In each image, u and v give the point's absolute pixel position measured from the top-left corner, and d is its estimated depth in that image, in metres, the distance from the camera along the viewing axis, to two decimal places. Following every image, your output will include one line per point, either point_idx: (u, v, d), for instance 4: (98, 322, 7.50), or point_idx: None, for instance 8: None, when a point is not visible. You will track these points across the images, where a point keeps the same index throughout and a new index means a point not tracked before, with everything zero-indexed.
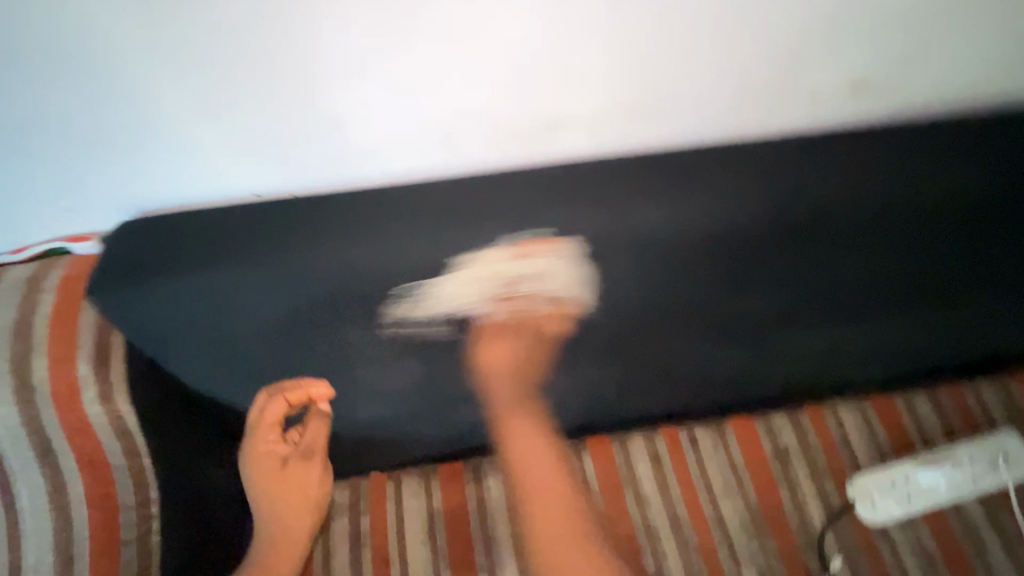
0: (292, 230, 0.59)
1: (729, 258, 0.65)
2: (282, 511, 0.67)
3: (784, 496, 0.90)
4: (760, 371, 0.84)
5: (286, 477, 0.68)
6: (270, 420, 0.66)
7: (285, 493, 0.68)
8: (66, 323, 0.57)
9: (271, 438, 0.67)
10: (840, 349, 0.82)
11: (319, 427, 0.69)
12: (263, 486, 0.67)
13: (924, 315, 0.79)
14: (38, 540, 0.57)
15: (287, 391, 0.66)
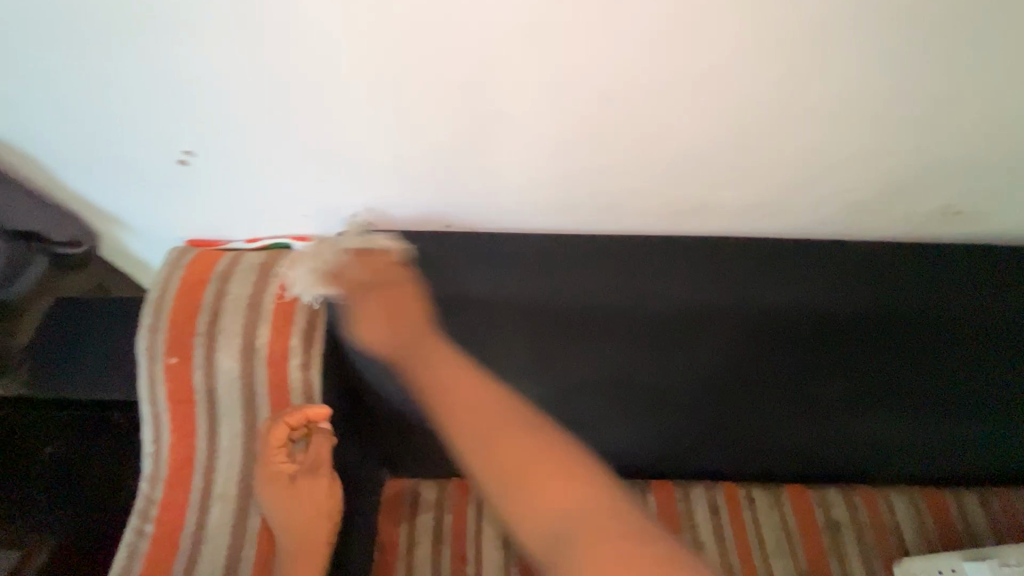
0: (468, 260, 0.74)
1: (809, 338, 0.77)
2: (295, 526, 0.66)
3: (834, 565, 0.96)
4: (825, 454, 0.89)
5: (294, 494, 0.66)
6: (274, 442, 0.67)
7: (296, 510, 0.66)
8: (288, 303, 0.72)
9: (277, 460, 0.67)
10: (904, 448, 0.88)
11: (322, 442, 0.68)
12: (279, 505, 0.67)
13: (983, 430, 0.85)
14: (227, 473, 0.70)
15: (286, 415, 0.67)
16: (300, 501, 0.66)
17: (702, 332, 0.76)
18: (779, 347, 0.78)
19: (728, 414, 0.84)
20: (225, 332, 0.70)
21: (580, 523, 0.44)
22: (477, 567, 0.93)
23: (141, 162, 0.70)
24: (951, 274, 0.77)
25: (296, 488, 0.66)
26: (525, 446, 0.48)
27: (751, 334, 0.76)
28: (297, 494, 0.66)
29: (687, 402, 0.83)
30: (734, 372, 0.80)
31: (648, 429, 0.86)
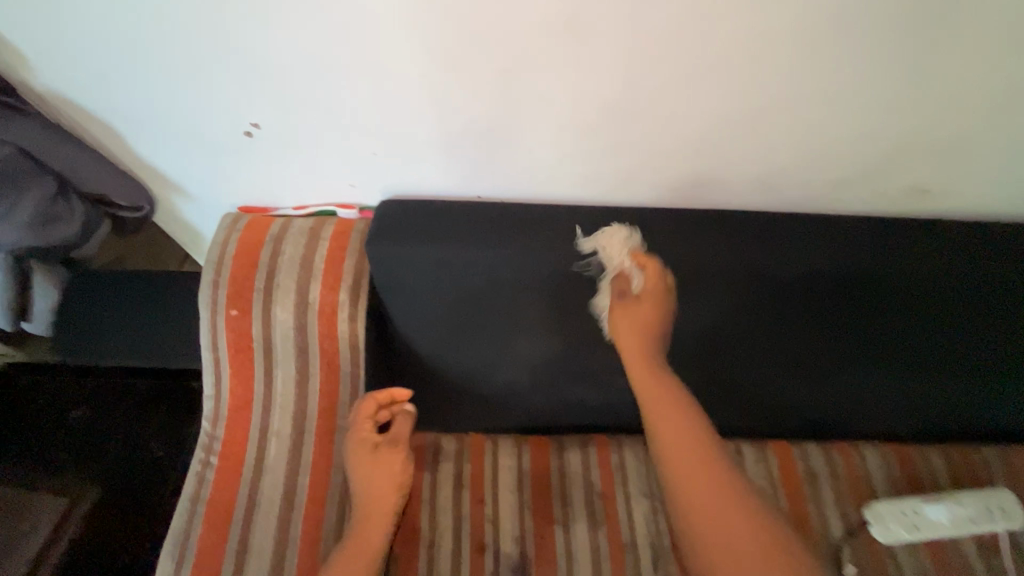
0: (499, 226, 0.82)
1: (795, 299, 0.89)
2: (370, 491, 0.74)
3: (810, 509, 1.08)
4: (794, 392, 1.07)
5: (377, 463, 0.74)
6: (363, 415, 0.76)
7: (378, 477, 0.74)
8: (337, 263, 0.80)
9: (367, 433, 0.76)
10: (858, 386, 1.05)
11: (403, 423, 0.78)
12: (361, 474, 0.74)
13: (924, 374, 1.03)
14: (282, 412, 0.79)
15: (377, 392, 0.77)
16: (381, 469, 0.74)
17: (699, 293, 0.87)
18: (771, 305, 0.89)
19: (720, 359, 0.99)
20: (281, 287, 0.79)
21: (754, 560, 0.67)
22: (495, 509, 1.03)
23: (206, 135, 0.78)
24: (927, 243, 0.87)
25: (380, 457, 0.75)
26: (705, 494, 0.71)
27: (743, 295, 0.87)
28: (378, 464, 0.74)
29: (687, 347, 0.97)
30: (730, 327, 0.93)
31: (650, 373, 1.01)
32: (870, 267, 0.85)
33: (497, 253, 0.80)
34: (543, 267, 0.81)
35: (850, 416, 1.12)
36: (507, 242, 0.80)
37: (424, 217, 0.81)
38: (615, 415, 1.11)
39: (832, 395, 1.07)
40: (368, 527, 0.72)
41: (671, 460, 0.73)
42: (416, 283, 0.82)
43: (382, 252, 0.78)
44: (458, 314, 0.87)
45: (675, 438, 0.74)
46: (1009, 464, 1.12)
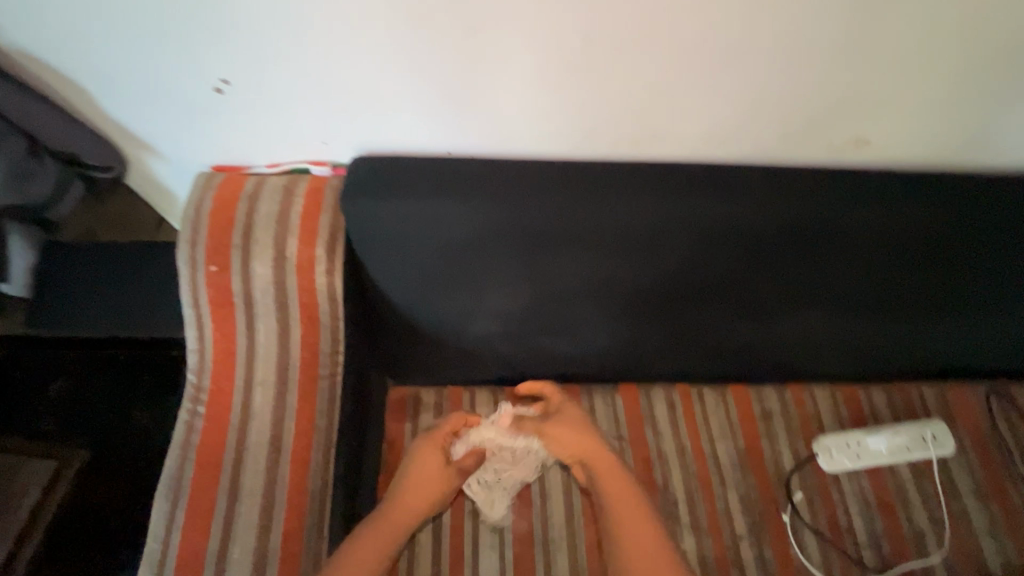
0: (471, 182, 0.85)
1: (751, 247, 0.95)
2: (413, 480, 0.96)
3: (765, 444, 1.17)
4: (755, 339, 1.14)
5: (435, 470, 0.98)
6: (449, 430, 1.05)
7: (425, 480, 0.96)
8: (312, 219, 0.83)
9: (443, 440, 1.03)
10: (812, 332, 1.13)
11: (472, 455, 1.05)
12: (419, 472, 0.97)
13: (871, 319, 1.11)
14: (265, 363, 0.83)
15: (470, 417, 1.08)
16: (428, 465, 0.98)
17: (661, 243, 0.92)
18: (732, 253, 0.95)
19: (685, 309, 1.06)
20: (258, 243, 0.81)
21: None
22: None
23: (178, 94, 0.79)
24: (877, 192, 0.93)
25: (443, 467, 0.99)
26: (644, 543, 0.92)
27: (702, 244, 0.93)
28: (436, 472, 0.98)
29: (651, 298, 1.03)
30: (695, 278, 0.99)
31: (619, 322, 1.07)
32: (822, 215, 0.92)
33: (469, 208, 0.83)
34: (513, 221, 0.86)
35: (805, 360, 1.21)
36: (477, 196, 0.84)
37: (401, 176, 0.84)
38: (585, 364, 1.17)
39: (789, 340, 1.15)
40: (398, 511, 0.92)
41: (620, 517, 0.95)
42: (397, 238, 0.85)
43: (360, 207, 0.81)
44: (435, 268, 0.91)
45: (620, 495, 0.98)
46: (943, 399, 1.23)
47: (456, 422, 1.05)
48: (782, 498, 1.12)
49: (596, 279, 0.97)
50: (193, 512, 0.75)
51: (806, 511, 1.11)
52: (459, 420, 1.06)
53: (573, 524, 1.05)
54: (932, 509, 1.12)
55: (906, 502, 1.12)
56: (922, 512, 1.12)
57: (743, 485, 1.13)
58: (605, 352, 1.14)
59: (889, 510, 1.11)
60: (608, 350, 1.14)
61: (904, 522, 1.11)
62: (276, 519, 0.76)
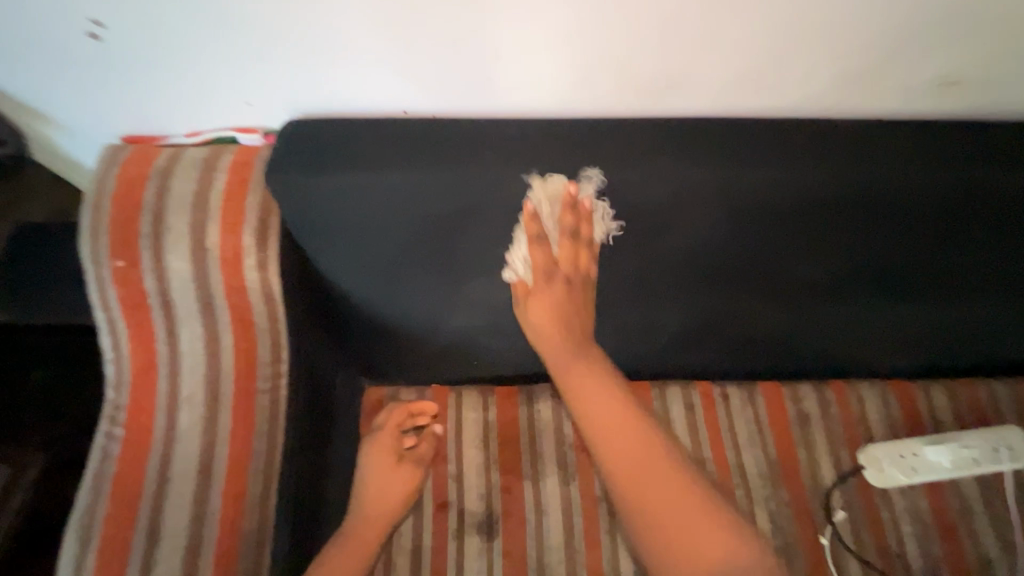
0: (430, 149, 0.67)
1: (787, 223, 0.75)
2: (377, 492, 0.86)
3: (801, 454, 1.00)
4: (786, 329, 0.96)
5: (397, 467, 0.89)
6: (392, 425, 0.93)
7: (395, 481, 0.88)
8: (237, 200, 0.67)
9: (390, 438, 0.92)
10: (858, 321, 0.94)
11: (429, 441, 0.95)
12: (379, 472, 0.88)
13: (933, 306, 0.91)
14: (192, 376, 0.69)
15: (410, 404, 0.96)
16: (395, 473, 0.88)
17: (679, 220, 0.73)
18: (766, 229, 0.76)
19: (705, 295, 0.87)
20: (172, 231, 0.66)
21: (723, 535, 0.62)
22: (459, 466, 0.96)
23: (46, 43, 0.60)
24: (951, 151, 0.72)
25: (400, 463, 0.90)
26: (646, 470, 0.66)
27: (728, 221, 0.74)
28: (399, 468, 0.89)
29: (665, 285, 0.84)
30: (717, 261, 0.81)
31: (627, 314, 0.90)
32: (883, 181, 0.71)
33: (428, 182, 0.66)
34: (479, 197, 0.68)
35: (849, 354, 1.02)
36: (440, 167, 0.66)
37: (343, 144, 0.67)
38: None
39: (831, 330, 0.96)
40: (365, 530, 0.83)
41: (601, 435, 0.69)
42: (342, 221, 0.68)
43: (288, 181, 0.64)
44: (393, 256, 0.74)
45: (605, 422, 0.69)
46: (1019, 399, 1.03)
47: (398, 416, 0.94)
48: (821, 517, 0.96)
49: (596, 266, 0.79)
50: (104, 558, 0.63)
51: (849, 534, 0.94)
52: (400, 412, 0.94)
53: (572, 546, 0.91)
54: (1004, 533, 0.94)
55: (971, 524, 0.94)
56: (991, 536, 0.94)
57: (774, 502, 0.96)
58: (610, 346, 0.97)
59: (950, 533, 0.94)
60: (614, 344, 0.96)
61: (968, 548, 0.93)
62: (204, 565, 0.64)
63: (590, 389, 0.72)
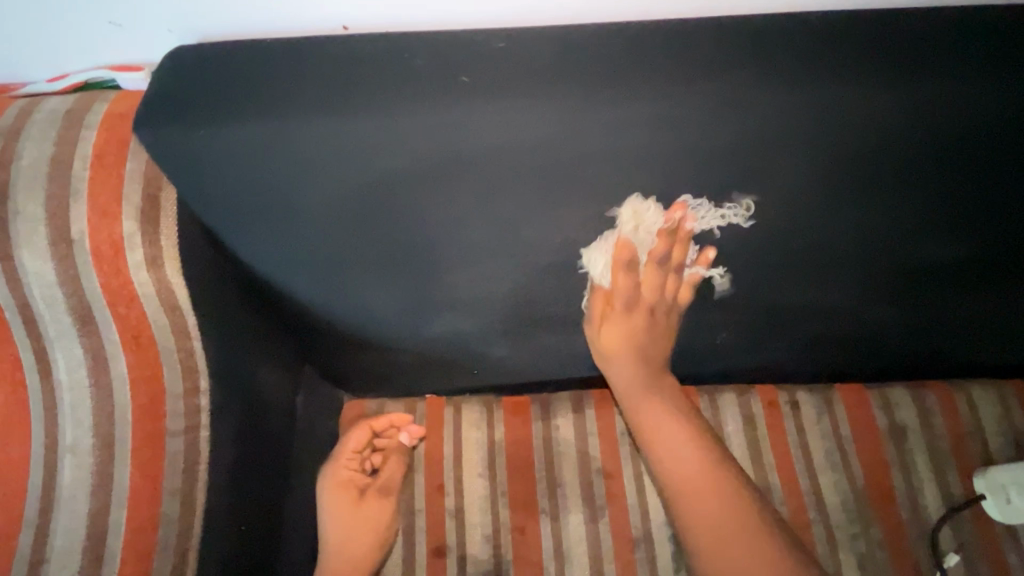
0: (377, 83, 0.46)
1: (906, 177, 0.51)
2: (346, 537, 0.72)
3: (897, 479, 0.78)
4: (880, 323, 0.71)
5: (361, 507, 0.73)
6: (352, 447, 0.76)
7: (361, 524, 0.72)
8: (114, 170, 0.47)
9: (351, 466, 0.76)
10: (982, 307, 0.69)
11: (396, 461, 0.76)
12: (342, 514, 0.73)
13: None
14: (75, 417, 0.50)
15: (371, 419, 0.77)
16: (359, 512, 0.73)
17: (754, 175, 0.51)
18: (818, 205, 0.53)
19: (775, 283, 0.64)
20: (20, 216, 0.45)
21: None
22: (460, 500, 0.77)
23: None
24: None
25: (362, 500, 0.73)
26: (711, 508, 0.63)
27: (829, 174, 0.51)
28: (362, 505, 0.73)
29: (725, 269, 0.62)
30: (791, 240, 0.57)
31: (672, 309, 0.68)
32: (937, 137, 0.48)
33: (368, 137, 0.45)
34: (449, 150, 0.47)
35: (934, 353, 0.78)
36: (387, 110, 0.45)
37: (252, 81, 0.46)
38: None
39: (879, 332, 0.73)
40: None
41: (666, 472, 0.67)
42: (253, 194, 0.49)
43: (171, 138, 0.45)
44: (342, 239, 0.54)
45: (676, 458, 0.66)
46: None
47: (356, 437, 0.76)
48: (926, 563, 0.74)
49: (672, 226, 0.56)
50: None
51: None
52: (360, 433, 0.76)
53: None
54: None
55: None
56: None
57: (863, 542, 0.75)
58: (648, 348, 0.74)
59: None
60: (655, 346, 0.74)
61: None
62: None
63: (654, 420, 0.69)
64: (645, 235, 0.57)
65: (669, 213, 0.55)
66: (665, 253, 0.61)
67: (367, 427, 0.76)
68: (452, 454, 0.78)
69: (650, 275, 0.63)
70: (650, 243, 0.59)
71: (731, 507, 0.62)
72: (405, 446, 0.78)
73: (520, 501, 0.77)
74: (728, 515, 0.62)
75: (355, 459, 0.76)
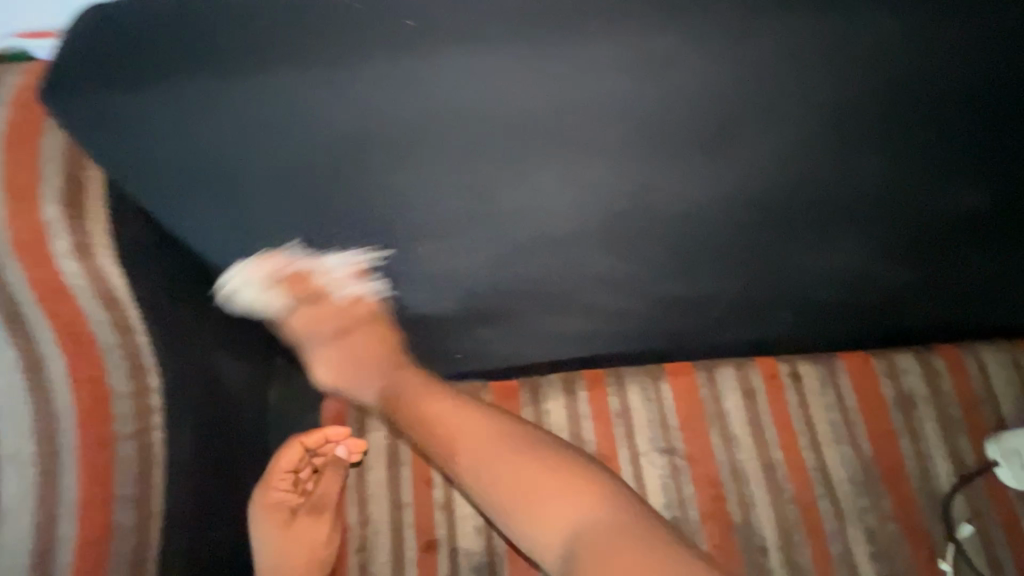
0: (314, 36, 0.41)
1: (899, 119, 0.47)
2: (283, 564, 0.63)
3: (905, 449, 0.75)
4: (881, 285, 0.67)
5: (293, 532, 0.63)
6: (284, 468, 0.64)
7: (294, 550, 0.63)
8: (27, 150, 0.42)
9: (284, 488, 0.64)
10: (988, 261, 0.65)
11: (333, 477, 0.68)
12: (269, 541, 0.62)
13: None
14: (13, 425, 0.44)
15: (306, 437, 0.65)
16: (297, 537, 0.63)
17: (742, 128, 0.46)
18: (809, 166, 0.50)
19: (768, 248, 0.60)
20: None
21: (581, 528, 0.51)
22: (448, 491, 0.73)
23: None
24: None
25: (294, 525, 0.63)
26: (506, 454, 0.56)
27: (821, 123, 0.46)
28: (295, 531, 0.63)
29: (714, 236, 0.57)
30: (786, 203, 0.53)
31: (661, 285, 0.63)
32: (920, 78, 0.44)
33: (303, 97, 0.41)
34: (398, 109, 0.42)
35: (936, 316, 0.73)
36: (325, 64, 0.40)
37: (175, 38, 0.41)
38: (609, 343, 0.74)
39: (866, 299, 0.69)
40: None
41: (464, 448, 0.58)
42: (190, 168, 0.45)
43: (89, 106, 0.40)
44: (293, 216, 0.50)
45: (464, 431, 0.58)
46: None
47: (291, 458, 0.64)
48: (941, 535, 0.71)
49: (304, 265, 0.57)
50: None
51: (980, 555, 0.70)
52: (294, 454, 0.64)
53: None
54: None
55: None
56: None
57: (873, 516, 0.72)
58: (637, 324, 0.70)
59: None
60: (644, 322, 0.70)
61: None
62: None
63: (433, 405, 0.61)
64: (269, 280, 0.58)
65: (347, 219, 0.51)
66: (316, 292, 0.61)
67: (301, 446, 0.64)
68: None
69: (327, 312, 0.63)
70: (295, 281, 0.58)
71: (542, 461, 0.55)
72: (343, 461, 0.69)
73: None
74: (497, 449, 0.57)
75: (288, 481, 0.64)
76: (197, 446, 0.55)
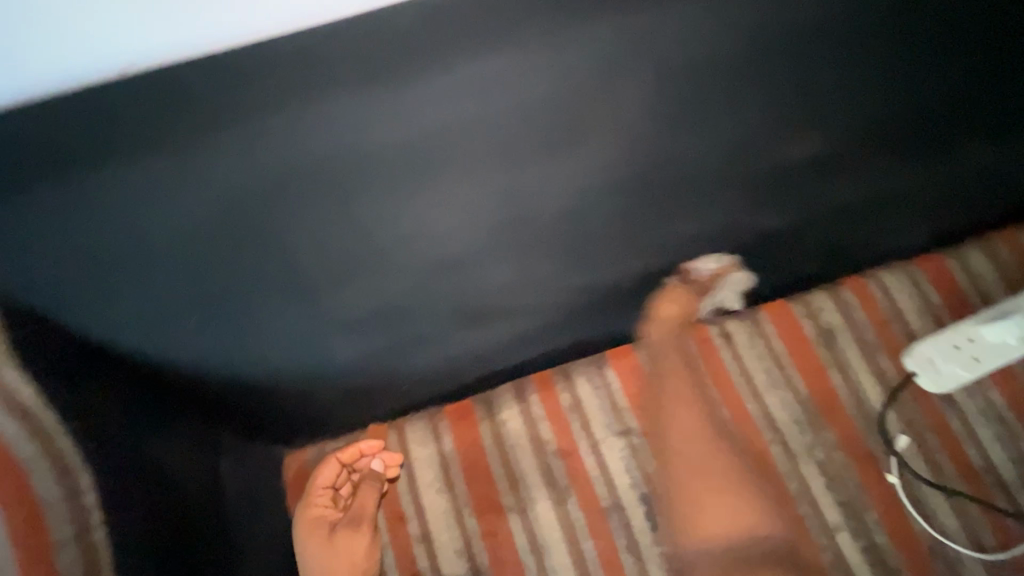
0: (172, 116, 0.44)
1: (693, 95, 0.57)
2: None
3: (836, 380, 0.80)
4: (757, 237, 0.75)
5: (335, 546, 0.67)
6: (322, 483, 0.69)
7: (337, 563, 0.67)
8: None
9: (325, 501, 0.69)
10: (837, 201, 0.74)
11: (369, 490, 0.71)
12: (313, 555, 0.67)
13: (910, 154, 0.73)
14: None
15: (341, 453, 0.71)
16: (336, 551, 0.67)
17: None
18: (695, 117, 0.57)
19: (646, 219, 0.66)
20: None
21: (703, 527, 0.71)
22: (422, 523, 0.74)
23: None
24: None
25: (336, 540, 0.67)
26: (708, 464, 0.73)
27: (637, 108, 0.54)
28: (337, 545, 0.67)
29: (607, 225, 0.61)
30: (669, 163, 0.61)
31: (570, 274, 0.69)
32: (727, 65, 0.54)
33: (177, 174, 0.45)
34: (266, 168, 0.47)
35: (819, 257, 0.82)
36: (185, 146, 0.44)
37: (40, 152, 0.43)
38: (547, 342, 0.77)
39: (750, 254, 0.77)
40: None
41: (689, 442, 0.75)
42: (93, 260, 0.48)
43: None
44: (199, 290, 0.54)
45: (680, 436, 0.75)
46: None
47: (330, 472, 0.69)
48: (881, 450, 0.76)
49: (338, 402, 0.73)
50: None
51: (920, 462, 0.75)
52: (332, 470, 0.69)
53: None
54: None
55: None
56: None
57: (820, 448, 0.77)
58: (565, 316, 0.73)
59: None
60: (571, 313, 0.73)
61: None
62: None
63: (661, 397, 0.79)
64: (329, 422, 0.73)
65: (255, 274, 0.55)
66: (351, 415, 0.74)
67: (336, 462, 0.70)
68: (418, 459, 0.76)
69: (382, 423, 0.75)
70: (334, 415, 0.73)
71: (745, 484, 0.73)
72: (379, 475, 0.72)
73: (484, 505, 0.74)
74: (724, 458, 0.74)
75: (327, 495, 0.69)
76: (149, 534, 0.54)
